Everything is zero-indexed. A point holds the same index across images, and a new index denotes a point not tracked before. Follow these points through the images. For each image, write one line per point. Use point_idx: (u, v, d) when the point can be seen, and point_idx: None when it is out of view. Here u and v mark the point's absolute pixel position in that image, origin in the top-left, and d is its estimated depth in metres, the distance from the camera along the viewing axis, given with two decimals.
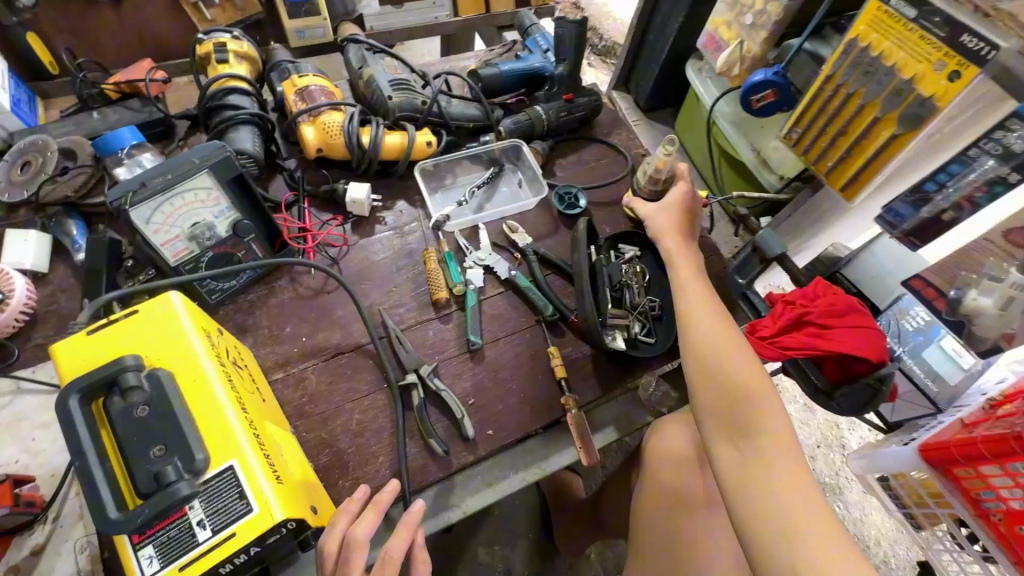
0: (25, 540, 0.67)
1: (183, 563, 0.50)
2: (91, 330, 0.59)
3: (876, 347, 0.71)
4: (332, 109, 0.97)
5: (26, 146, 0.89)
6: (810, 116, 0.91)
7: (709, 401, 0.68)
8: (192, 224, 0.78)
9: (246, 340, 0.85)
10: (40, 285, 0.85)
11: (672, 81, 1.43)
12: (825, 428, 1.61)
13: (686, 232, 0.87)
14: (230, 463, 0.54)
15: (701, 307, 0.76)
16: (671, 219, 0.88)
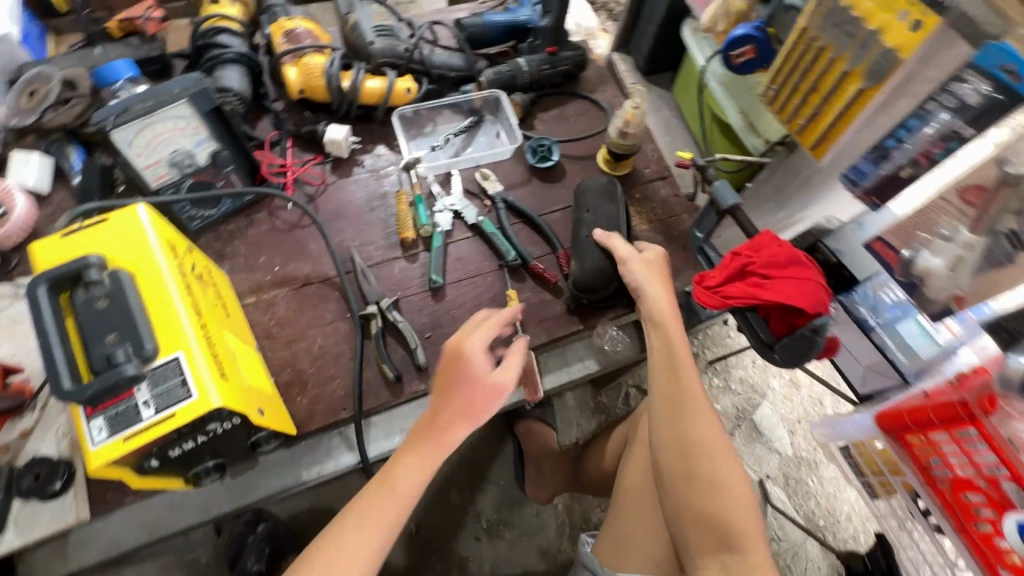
0: (16, 423, 0.76)
1: (128, 435, 0.56)
2: (67, 234, 0.65)
3: (813, 298, 0.73)
4: (316, 52, 1.01)
5: (32, 76, 0.96)
6: (783, 73, 0.90)
7: (693, 501, 0.71)
8: (172, 151, 0.83)
9: (224, 266, 0.92)
10: (41, 205, 0.92)
11: (671, 42, 1.40)
12: (809, 404, 1.58)
13: (666, 283, 0.83)
14: (177, 354, 0.60)
15: (693, 398, 0.75)
16: (651, 278, 0.82)
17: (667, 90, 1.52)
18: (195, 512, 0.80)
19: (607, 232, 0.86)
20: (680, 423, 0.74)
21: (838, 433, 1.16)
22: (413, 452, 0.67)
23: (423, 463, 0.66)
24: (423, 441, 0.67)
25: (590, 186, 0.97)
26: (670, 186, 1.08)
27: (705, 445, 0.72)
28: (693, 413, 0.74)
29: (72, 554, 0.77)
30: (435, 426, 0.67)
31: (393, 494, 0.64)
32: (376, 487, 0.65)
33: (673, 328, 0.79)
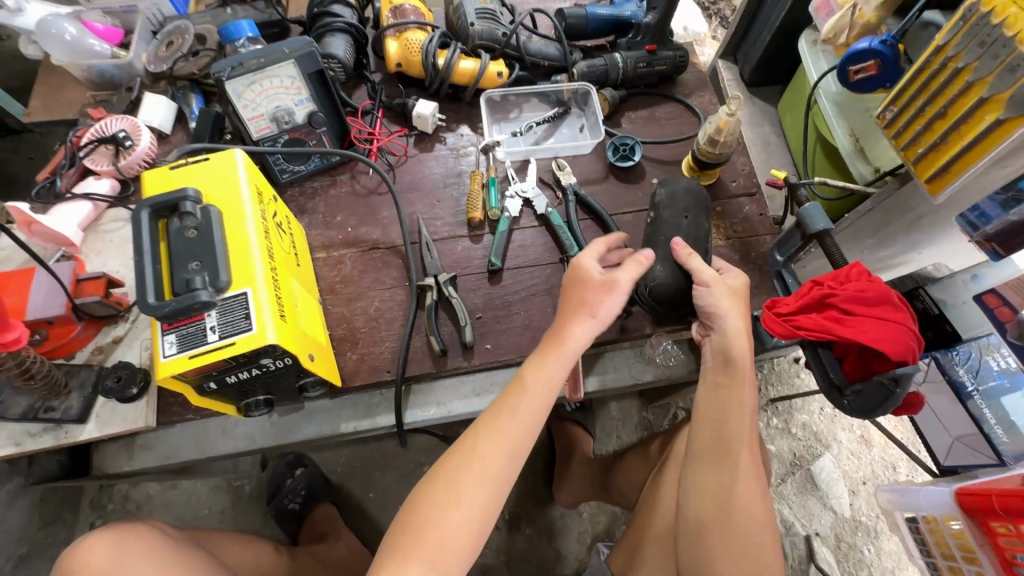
0: (111, 329, 0.85)
1: (192, 354, 0.61)
2: (173, 169, 0.72)
3: (903, 345, 0.65)
4: (418, 29, 1.04)
5: (172, 28, 1.07)
6: (908, 94, 0.82)
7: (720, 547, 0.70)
8: (275, 107, 0.90)
9: (303, 220, 0.97)
10: (162, 143, 1.02)
11: (784, 53, 1.31)
12: (879, 465, 1.42)
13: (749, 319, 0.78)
14: (245, 290, 0.64)
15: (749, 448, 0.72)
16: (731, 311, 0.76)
17: (771, 104, 1.42)
18: (243, 440, 0.87)
19: (687, 248, 0.79)
20: (721, 470, 0.72)
21: (909, 502, 1.03)
22: (503, 414, 0.69)
23: (539, 411, 0.70)
24: (512, 399, 0.70)
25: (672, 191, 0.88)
26: (756, 204, 1.01)
27: (745, 499, 0.70)
28: (736, 463, 0.72)
29: (138, 453, 0.87)
30: (520, 388, 0.70)
31: (504, 446, 0.67)
32: (483, 443, 0.67)
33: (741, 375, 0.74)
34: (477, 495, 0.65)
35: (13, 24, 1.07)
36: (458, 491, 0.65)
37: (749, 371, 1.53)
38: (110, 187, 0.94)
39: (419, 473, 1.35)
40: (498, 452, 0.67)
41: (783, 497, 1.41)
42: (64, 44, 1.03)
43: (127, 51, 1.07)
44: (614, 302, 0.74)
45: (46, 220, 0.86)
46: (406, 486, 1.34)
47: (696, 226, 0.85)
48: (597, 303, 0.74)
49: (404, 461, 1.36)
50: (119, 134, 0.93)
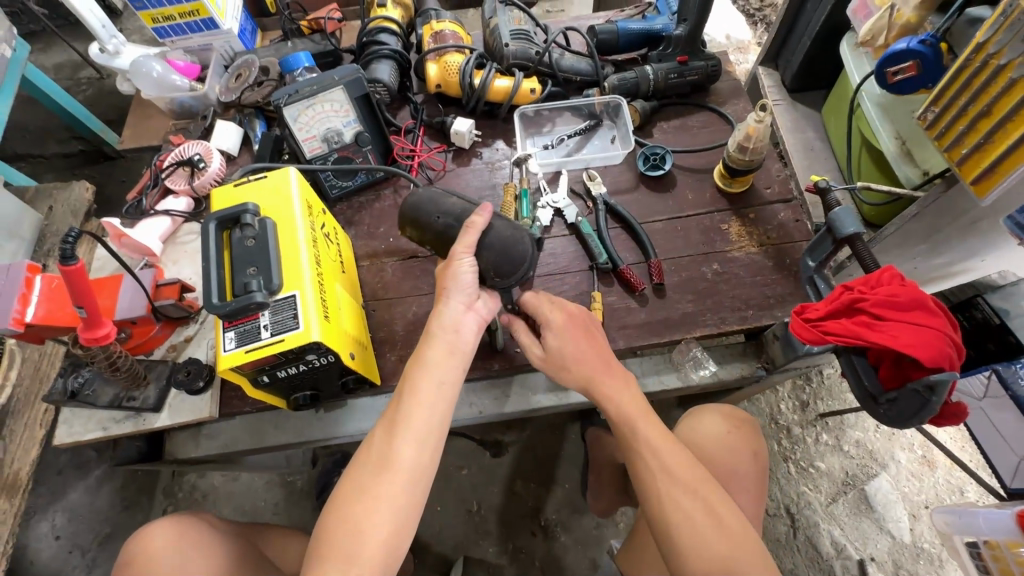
0: (184, 329, 0.96)
1: (248, 349, 0.69)
2: (238, 187, 0.82)
3: (935, 350, 0.63)
4: (456, 52, 1.12)
5: (241, 62, 1.20)
6: (949, 95, 0.79)
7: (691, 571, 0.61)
8: (327, 128, 0.99)
9: (350, 231, 1.05)
10: (230, 164, 1.14)
11: (826, 57, 1.28)
12: (944, 489, 1.30)
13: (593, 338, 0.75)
14: (294, 292, 0.72)
15: (667, 466, 0.67)
16: (564, 345, 0.73)
17: (814, 109, 1.39)
18: (292, 432, 0.94)
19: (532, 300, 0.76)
20: (657, 508, 0.65)
21: (968, 525, 0.97)
22: (386, 433, 0.63)
23: (427, 420, 0.63)
24: (391, 415, 0.64)
25: (427, 196, 0.81)
26: (792, 211, 1.00)
27: (681, 521, 0.63)
28: (674, 501, 0.65)
29: (203, 441, 0.97)
30: (404, 403, 0.64)
31: (393, 471, 0.61)
32: (369, 469, 0.62)
33: (616, 397, 0.72)
34: (380, 525, 0.60)
35: (112, 65, 1.27)
36: (357, 519, 0.60)
37: (796, 383, 1.46)
38: (186, 204, 1.05)
39: (457, 476, 1.40)
40: (385, 476, 0.61)
41: (834, 517, 1.31)
42: (150, 80, 1.17)
43: (204, 84, 1.21)
44: (467, 267, 0.70)
45: (133, 233, 0.98)
46: (444, 487, 1.39)
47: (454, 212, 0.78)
48: (448, 276, 0.69)
49: (443, 463, 1.41)
50: (195, 157, 1.05)
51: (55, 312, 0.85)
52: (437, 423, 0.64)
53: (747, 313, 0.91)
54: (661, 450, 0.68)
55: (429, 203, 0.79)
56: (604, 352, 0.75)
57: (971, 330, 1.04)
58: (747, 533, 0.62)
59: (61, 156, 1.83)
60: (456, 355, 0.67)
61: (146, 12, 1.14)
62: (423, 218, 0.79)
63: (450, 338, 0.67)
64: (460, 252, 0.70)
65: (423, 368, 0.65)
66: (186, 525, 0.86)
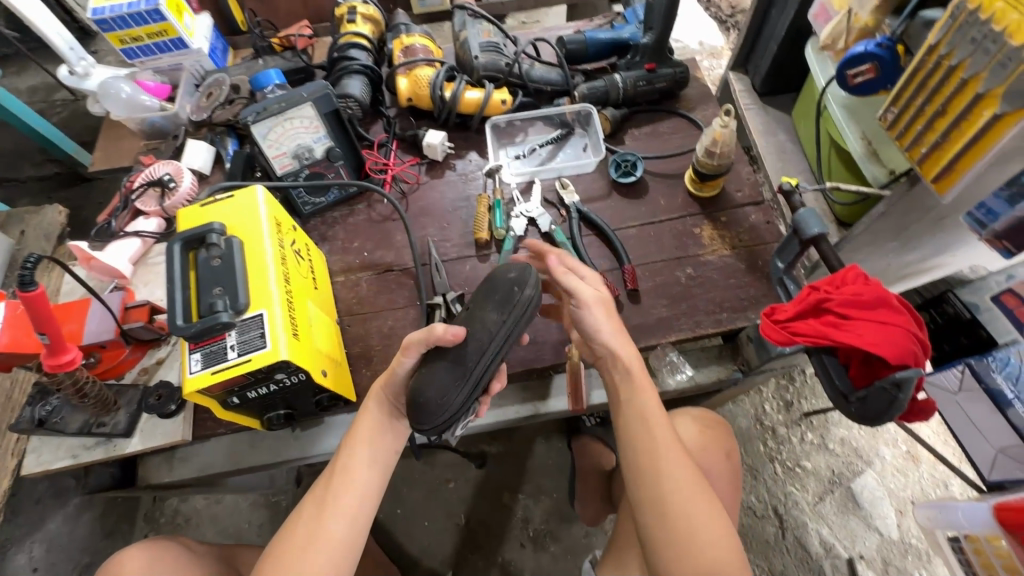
0: (156, 351, 0.95)
1: (215, 370, 0.68)
2: (205, 207, 0.82)
3: (897, 346, 0.64)
4: (427, 65, 1.12)
5: (212, 81, 1.20)
6: (907, 95, 0.81)
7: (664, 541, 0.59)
8: (297, 144, 0.98)
9: (324, 247, 1.05)
10: (202, 183, 1.12)
11: (793, 62, 1.31)
12: (928, 484, 1.31)
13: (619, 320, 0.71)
14: (262, 311, 0.71)
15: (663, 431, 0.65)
16: (605, 319, 0.70)
17: (784, 112, 1.41)
18: (268, 452, 0.93)
19: (559, 268, 0.70)
20: (653, 490, 0.61)
21: (949, 520, 0.98)
22: (315, 509, 0.67)
23: (356, 497, 0.67)
24: (320, 492, 0.68)
25: (517, 272, 0.70)
26: (763, 212, 1.01)
27: (669, 484, 0.61)
28: (670, 467, 0.62)
29: (177, 465, 0.95)
30: (334, 485, 0.68)
31: (318, 544, 0.64)
32: (297, 543, 0.64)
33: (635, 379, 0.68)
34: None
35: (82, 87, 1.26)
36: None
37: (780, 383, 1.47)
38: (157, 225, 1.04)
39: (444, 490, 1.39)
40: (309, 551, 0.63)
41: (822, 516, 1.31)
42: (120, 101, 1.17)
43: (174, 104, 1.20)
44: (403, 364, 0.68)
45: (103, 256, 0.97)
46: (431, 502, 1.37)
47: (496, 313, 0.68)
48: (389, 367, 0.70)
49: (430, 477, 1.40)
50: (164, 177, 1.04)
51: (19, 339, 0.84)
52: (369, 495, 0.68)
53: (722, 316, 0.92)
54: (666, 434, 0.65)
55: (511, 276, 0.69)
56: (627, 336, 0.71)
57: (944, 325, 1.06)
58: (732, 528, 0.60)
59: (36, 180, 1.81)
60: (387, 428, 0.72)
61: (113, 33, 1.14)
62: (487, 292, 0.70)
63: (382, 415, 0.72)
64: (409, 351, 0.67)
65: (355, 441, 0.70)
66: (153, 540, 0.86)
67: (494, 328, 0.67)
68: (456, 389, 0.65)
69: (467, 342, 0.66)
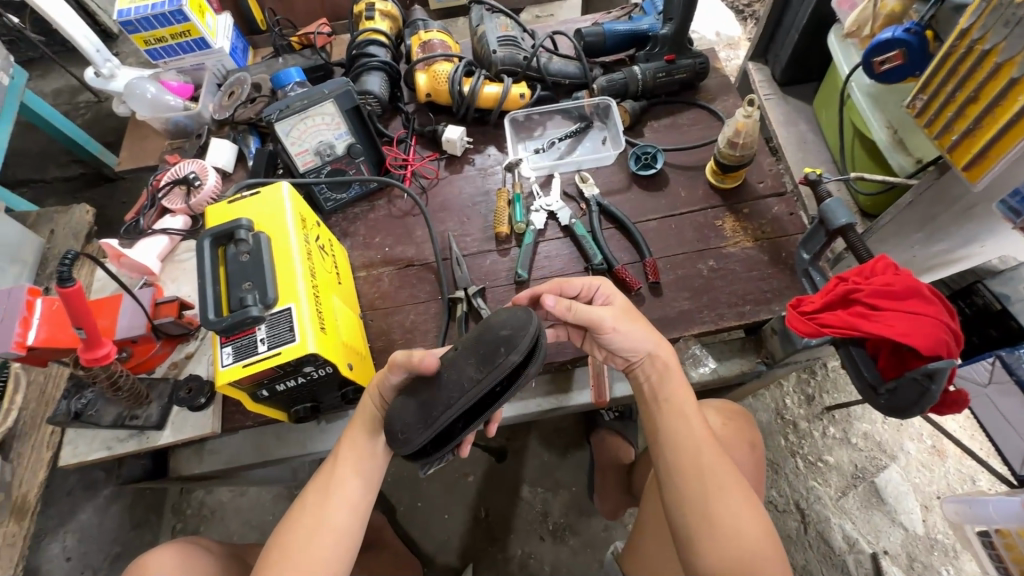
0: (185, 346, 0.97)
1: (246, 363, 0.70)
2: (232, 203, 0.83)
3: (929, 337, 0.63)
4: (445, 61, 1.13)
5: (233, 80, 1.21)
6: (937, 81, 0.79)
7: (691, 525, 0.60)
8: (319, 141, 0.99)
9: (346, 242, 1.06)
10: (226, 180, 1.14)
11: (814, 51, 1.28)
12: (955, 479, 1.29)
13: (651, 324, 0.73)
14: (290, 305, 0.72)
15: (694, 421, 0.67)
16: (620, 317, 0.70)
17: (805, 102, 1.39)
18: (295, 445, 0.94)
19: (560, 307, 0.67)
20: (690, 483, 0.62)
21: (978, 515, 0.97)
22: (320, 494, 0.68)
23: (361, 486, 0.69)
24: (324, 477, 0.70)
25: (512, 326, 0.61)
26: (785, 204, 1.00)
27: (703, 470, 0.62)
28: (702, 453, 0.64)
29: (207, 457, 0.97)
30: (339, 472, 0.69)
31: (324, 529, 0.66)
32: (303, 527, 0.66)
33: (673, 376, 0.70)
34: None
35: (108, 88, 1.28)
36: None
37: (801, 377, 1.45)
38: (183, 222, 1.06)
39: (464, 483, 1.40)
40: (316, 535, 0.65)
41: (845, 511, 1.29)
42: (145, 101, 1.19)
43: (197, 103, 1.22)
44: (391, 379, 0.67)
45: (132, 253, 0.99)
46: (451, 495, 1.39)
47: (477, 368, 0.60)
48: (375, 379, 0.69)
49: (450, 470, 1.41)
50: (190, 175, 1.05)
51: (56, 334, 0.86)
52: (368, 488, 0.70)
53: (745, 308, 0.91)
54: (700, 427, 0.66)
55: (503, 335, 0.60)
56: (657, 334, 0.72)
57: (974, 316, 1.04)
58: (770, 521, 0.61)
59: (62, 180, 1.85)
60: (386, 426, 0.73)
61: (138, 35, 1.16)
62: (478, 342, 0.61)
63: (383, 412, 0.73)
64: (396, 369, 0.65)
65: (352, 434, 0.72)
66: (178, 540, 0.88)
67: (468, 386, 0.60)
68: (417, 431, 0.61)
69: (441, 387, 0.61)
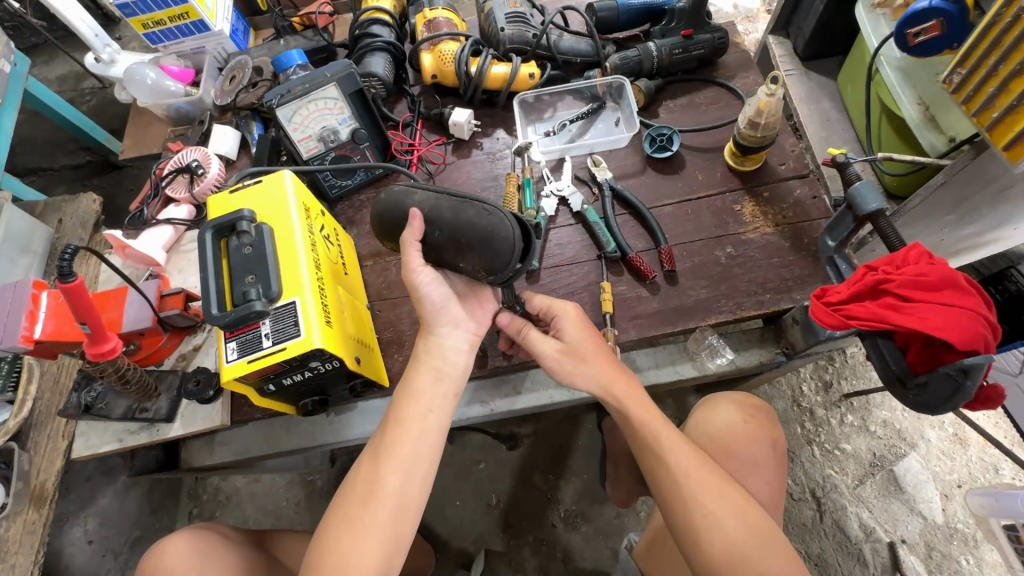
0: (193, 338, 0.96)
1: (251, 358, 0.69)
2: (234, 193, 0.81)
3: (964, 330, 0.59)
4: (451, 40, 1.08)
5: (234, 64, 1.18)
6: (977, 54, 0.74)
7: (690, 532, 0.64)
8: (322, 127, 0.96)
9: (352, 231, 1.03)
10: (230, 168, 1.12)
11: (840, 23, 1.21)
12: (977, 467, 1.25)
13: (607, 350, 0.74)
14: (294, 298, 0.70)
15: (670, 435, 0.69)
16: (564, 357, 0.72)
17: (829, 77, 1.32)
18: (304, 437, 0.94)
19: (514, 325, 0.73)
20: (687, 513, 0.64)
21: (1005, 508, 0.98)
22: (371, 462, 0.65)
23: (413, 447, 0.64)
24: (375, 445, 0.65)
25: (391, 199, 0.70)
26: (808, 186, 0.95)
27: (685, 480, 0.65)
28: (678, 466, 0.66)
29: (218, 448, 0.97)
30: (391, 436, 0.65)
31: (377, 501, 0.62)
32: (357, 499, 0.63)
33: (631, 404, 0.71)
34: (371, 553, 0.61)
35: (109, 74, 1.25)
36: (351, 548, 0.60)
37: (819, 363, 1.41)
38: (188, 212, 1.04)
39: (475, 470, 1.40)
40: (370, 507, 0.62)
41: (862, 500, 1.26)
42: (145, 87, 1.16)
43: (198, 88, 1.19)
44: (430, 282, 0.67)
45: (137, 244, 0.98)
46: (463, 481, 1.39)
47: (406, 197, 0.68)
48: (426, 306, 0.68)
49: (461, 458, 1.41)
50: (192, 164, 1.03)
51: (63, 328, 0.86)
52: (426, 452, 0.65)
53: (764, 297, 0.88)
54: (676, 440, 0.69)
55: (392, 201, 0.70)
56: (610, 365, 0.73)
57: (1006, 304, 1.00)
58: (755, 515, 0.64)
59: (70, 168, 1.85)
60: (444, 380, 0.68)
61: (136, 18, 1.13)
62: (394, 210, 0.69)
63: (433, 363, 0.68)
64: (417, 263, 0.66)
65: (411, 395, 0.66)
66: (196, 525, 0.89)
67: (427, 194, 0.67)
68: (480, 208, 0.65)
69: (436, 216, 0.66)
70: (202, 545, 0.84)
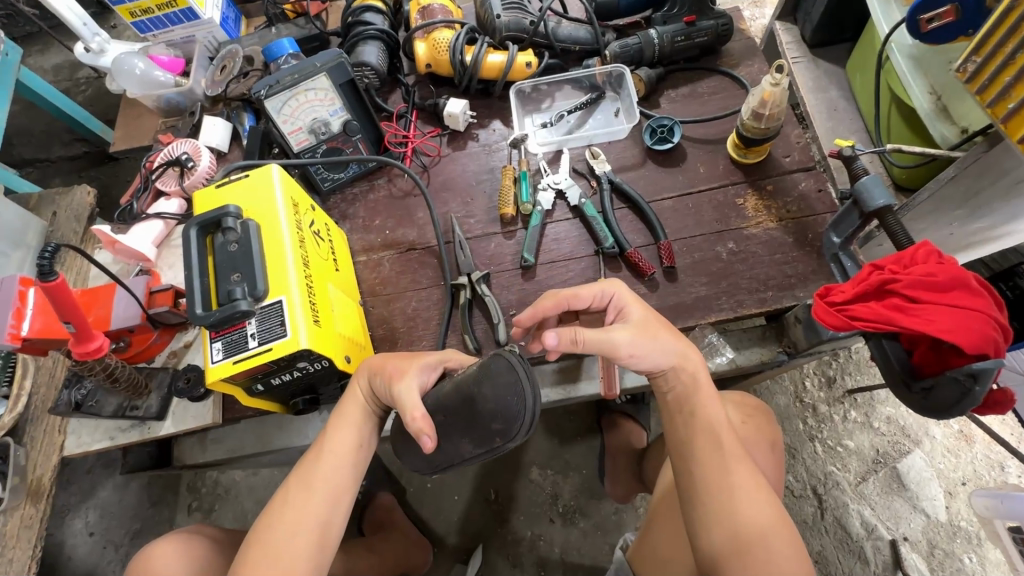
0: (184, 334, 0.95)
1: (236, 359, 0.67)
2: (220, 187, 0.79)
3: (973, 333, 0.57)
4: (446, 28, 1.05)
5: (225, 53, 1.16)
6: (993, 41, 0.70)
7: (718, 527, 0.58)
8: (312, 119, 0.94)
9: (345, 226, 1.01)
10: (221, 161, 1.09)
11: (849, 7, 1.17)
12: (982, 465, 1.24)
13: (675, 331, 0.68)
14: (281, 298, 0.69)
15: (720, 419, 0.65)
16: (638, 339, 0.64)
17: (836, 65, 1.28)
18: (297, 435, 0.93)
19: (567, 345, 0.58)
20: (722, 502, 0.59)
21: (1010, 510, 0.98)
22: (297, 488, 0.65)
23: (341, 481, 0.66)
24: (304, 473, 0.66)
25: (498, 401, 0.57)
26: (813, 179, 0.92)
27: (735, 469, 0.60)
28: (722, 451, 0.62)
29: (210, 446, 0.97)
30: (319, 460, 0.66)
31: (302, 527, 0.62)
32: (283, 526, 0.62)
33: (700, 393, 0.66)
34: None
35: (98, 64, 1.23)
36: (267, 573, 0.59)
37: (822, 359, 1.38)
38: (178, 206, 1.02)
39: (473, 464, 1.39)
40: (295, 533, 0.62)
41: (864, 497, 1.25)
42: (134, 78, 1.13)
43: (188, 79, 1.17)
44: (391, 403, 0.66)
45: (126, 239, 0.96)
46: (459, 476, 1.38)
47: (450, 441, 0.60)
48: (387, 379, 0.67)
49: None
50: (182, 157, 1.01)
51: (52, 325, 0.85)
52: (345, 481, 0.66)
53: (766, 294, 0.85)
54: (724, 423, 0.64)
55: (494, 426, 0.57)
56: (683, 343, 0.68)
57: (1016, 301, 0.98)
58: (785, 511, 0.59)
59: (67, 160, 1.83)
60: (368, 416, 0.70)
61: (123, 6, 1.11)
62: (464, 401, 0.59)
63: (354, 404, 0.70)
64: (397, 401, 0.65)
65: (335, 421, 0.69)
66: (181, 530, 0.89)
67: (470, 450, 0.59)
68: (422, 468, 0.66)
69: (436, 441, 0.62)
70: (189, 543, 0.84)
